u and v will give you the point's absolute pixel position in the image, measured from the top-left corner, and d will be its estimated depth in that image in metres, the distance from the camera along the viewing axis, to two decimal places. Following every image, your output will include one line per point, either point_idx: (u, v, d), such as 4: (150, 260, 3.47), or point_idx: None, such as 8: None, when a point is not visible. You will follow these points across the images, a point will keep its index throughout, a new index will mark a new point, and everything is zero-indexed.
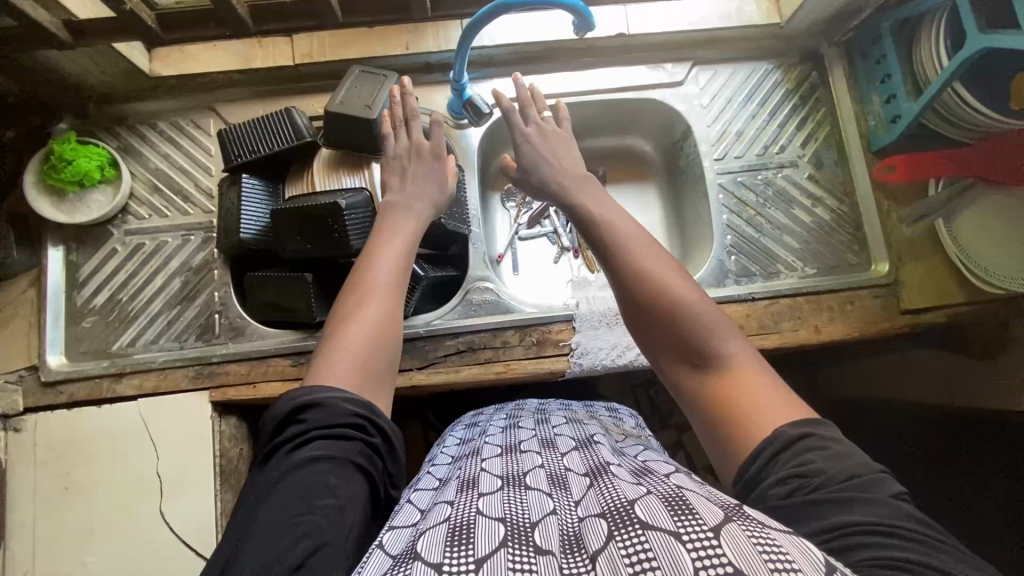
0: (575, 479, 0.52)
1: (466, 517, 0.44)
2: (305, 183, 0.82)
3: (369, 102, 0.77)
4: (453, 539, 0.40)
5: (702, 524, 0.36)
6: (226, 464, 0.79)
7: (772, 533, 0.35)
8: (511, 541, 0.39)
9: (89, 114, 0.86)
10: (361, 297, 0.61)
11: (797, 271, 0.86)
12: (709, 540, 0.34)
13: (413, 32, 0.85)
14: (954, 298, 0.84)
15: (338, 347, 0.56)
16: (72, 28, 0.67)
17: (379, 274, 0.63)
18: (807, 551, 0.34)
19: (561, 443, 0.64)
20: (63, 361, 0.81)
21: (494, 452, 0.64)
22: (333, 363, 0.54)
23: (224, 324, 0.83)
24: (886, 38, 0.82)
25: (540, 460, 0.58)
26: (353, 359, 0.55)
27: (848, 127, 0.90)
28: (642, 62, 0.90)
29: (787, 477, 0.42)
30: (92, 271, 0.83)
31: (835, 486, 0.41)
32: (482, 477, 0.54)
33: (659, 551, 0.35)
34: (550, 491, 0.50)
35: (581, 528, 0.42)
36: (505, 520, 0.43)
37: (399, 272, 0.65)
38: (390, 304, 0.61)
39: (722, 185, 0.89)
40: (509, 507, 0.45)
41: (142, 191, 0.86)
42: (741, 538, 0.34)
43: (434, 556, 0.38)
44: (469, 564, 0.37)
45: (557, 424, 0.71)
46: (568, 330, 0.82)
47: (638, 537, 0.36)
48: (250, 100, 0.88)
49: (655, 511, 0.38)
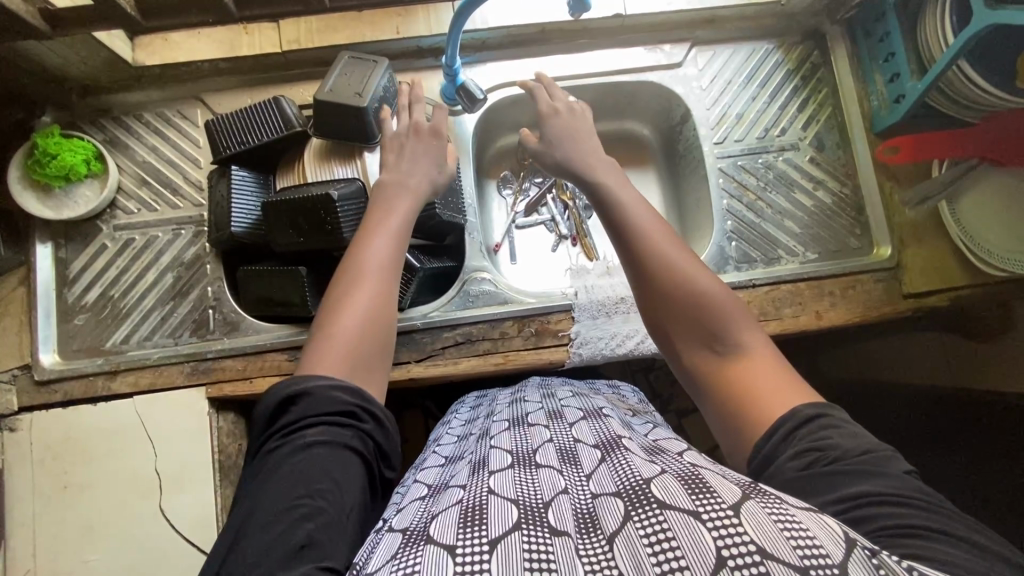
0: (586, 453, 0.51)
1: (478, 497, 0.43)
2: (297, 175, 0.80)
3: (359, 89, 0.75)
4: (465, 521, 0.39)
5: (721, 502, 0.35)
6: (226, 459, 0.79)
7: (793, 510, 0.35)
8: (523, 522, 0.38)
9: (72, 106, 0.84)
10: (350, 282, 0.58)
11: (799, 256, 0.85)
12: (729, 517, 0.34)
13: (403, 16, 0.83)
14: (957, 281, 0.83)
15: (326, 336, 0.54)
16: (47, 16, 0.64)
17: (373, 257, 0.60)
18: (824, 522, 0.34)
19: (568, 413, 0.63)
20: (57, 359, 0.80)
21: (502, 427, 0.63)
22: (321, 354, 0.53)
23: (218, 320, 0.81)
24: (890, 14, 0.80)
25: (549, 434, 0.57)
26: (340, 347, 0.53)
27: (850, 107, 0.88)
28: (639, 44, 0.88)
29: (804, 451, 0.41)
30: (82, 268, 0.82)
31: (851, 464, 0.40)
32: (491, 455, 0.54)
33: (678, 531, 0.34)
34: (560, 468, 0.48)
35: (596, 507, 0.41)
36: (517, 499, 0.42)
37: (395, 254, 0.62)
38: (381, 286, 0.59)
39: (722, 170, 0.88)
40: (521, 486, 0.44)
41: (130, 185, 0.84)
42: (763, 518, 0.34)
43: (447, 539, 0.37)
44: (482, 546, 0.36)
45: (563, 397, 0.70)
46: (567, 320, 0.81)
47: (656, 517, 0.36)
48: (237, 90, 0.85)
49: (672, 490, 0.38)
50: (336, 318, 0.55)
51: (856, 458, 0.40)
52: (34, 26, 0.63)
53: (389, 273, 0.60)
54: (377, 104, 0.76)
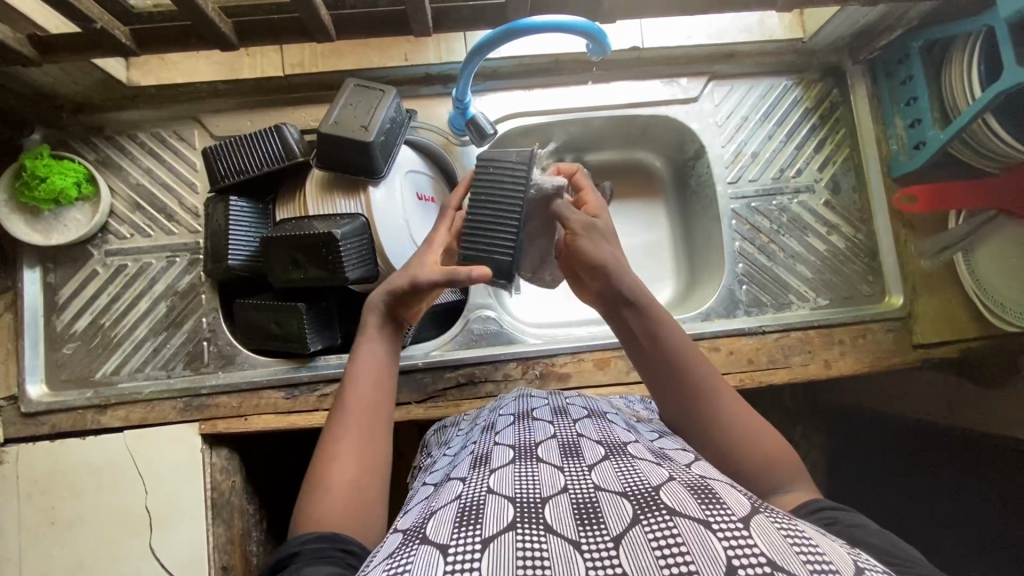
0: (588, 448, 0.48)
1: (476, 495, 0.41)
2: (297, 206, 0.77)
3: (366, 121, 0.71)
4: (462, 520, 0.38)
5: (731, 515, 0.35)
6: (218, 496, 0.76)
7: (802, 529, 0.35)
8: (520, 522, 0.37)
9: (62, 123, 0.80)
10: (343, 425, 0.56)
11: (809, 302, 0.84)
12: (741, 531, 0.34)
13: (412, 43, 0.80)
14: (967, 332, 0.81)
15: (331, 477, 0.52)
16: (37, 44, 0.63)
17: (358, 389, 0.58)
18: (833, 544, 0.35)
19: (573, 411, 0.59)
20: (44, 390, 0.78)
21: (506, 421, 0.59)
22: (327, 501, 0.50)
23: (213, 353, 0.79)
24: (914, 57, 0.78)
25: (552, 429, 0.53)
26: (343, 493, 0.51)
27: (867, 149, 0.86)
28: (655, 76, 0.85)
29: (824, 516, 0.44)
30: (71, 294, 0.79)
31: (872, 535, 0.41)
32: (494, 451, 0.51)
33: (690, 538, 0.33)
34: (562, 464, 0.45)
35: (596, 499, 0.39)
36: (515, 497, 0.40)
37: (384, 378, 0.59)
38: (373, 420, 0.57)
39: (735, 211, 0.86)
40: (519, 482, 0.42)
41: (123, 209, 0.81)
42: (771, 530, 0.34)
43: (442, 537, 0.36)
44: (476, 545, 0.35)
45: (568, 396, 0.66)
46: (573, 362, 0.79)
47: (666, 522, 0.35)
48: (237, 112, 0.82)
49: (682, 498, 0.37)
50: (337, 456, 0.53)
51: (871, 529, 0.42)
52: (24, 55, 0.62)
53: (378, 402, 0.58)
54: (383, 137, 0.72)
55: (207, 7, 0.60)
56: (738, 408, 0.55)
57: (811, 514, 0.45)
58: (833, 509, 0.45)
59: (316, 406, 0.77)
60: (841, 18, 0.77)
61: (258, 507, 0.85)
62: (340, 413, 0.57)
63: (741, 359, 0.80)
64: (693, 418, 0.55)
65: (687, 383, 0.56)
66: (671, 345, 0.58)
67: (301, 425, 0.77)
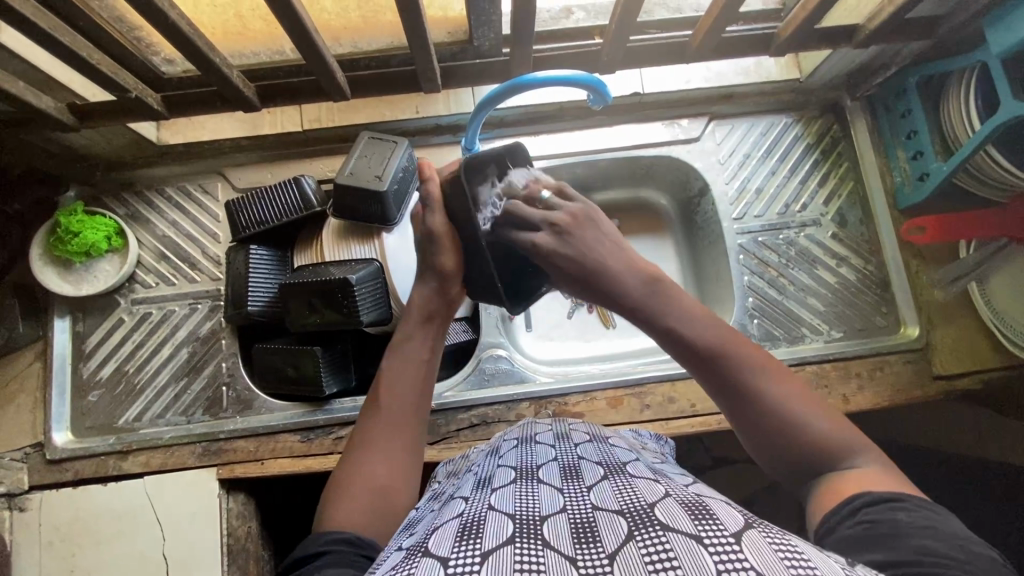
0: (588, 470, 0.48)
1: (477, 512, 0.41)
2: (314, 252, 0.80)
3: (380, 172, 0.75)
4: (462, 535, 0.38)
5: (722, 529, 0.35)
6: (233, 543, 0.76)
7: (796, 543, 0.34)
8: (519, 537, 0.37)
9: (96, 180, 0.85)
10: (376, 427, 0.55)
11: (823, 335, 0.83)
12: (731, 544, 0.33)
13: (423, 96, 0.84)
14: (988, 363, 0.80)
15: (359, 480, 0.52)
16: (76, 111, 0.68)
17: (393, 388, 0.57)
18: (829, 559, 0.34)
19: (576, 435, 0.58)
20: (69, 437, 0.79)
21: (510, 444, 0.59)
22: (350, 505, 0.50)
23: (231, 398, 0.81)
24: (911, 93, 0.79)
25: (554, 452, 0.53)
26: (369, 498, 0.51)
27: (872, 182, 0.87)
28: (656, 118, 0.88)
29: (863, 519, 0.41)
30: (98, 342, 0.82)
31: (918, 547, 0.37)
32: (497, 472, 0.51)
33: (680, 552, 0.33)
34: (561, 485, 0.45)
35: (594, 518, 0.39)
36: (515, 515, 0.40)
37: (420, 383, 0.58)
38: (405, 426, 0.56)
39: (742, 246, 0.87)
40: (519, 501, 0.42)
41: (149, 259, 0.84)
42: (762, 543, 0.33)
43: (443, 551, 0.37)
44: (476, 558, 0.35)
45: (573, 421, 0.65)
46: (585, 401, 0.79)
47: (658, 538, 0.34)
48: (257, 165, 0.86)
49: (675, 514, 0.37)
50: (368, 459, 0.53)
51: (923, 528, 0.38)
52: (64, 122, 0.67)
53: (416, 409, 0.57)
54: (396, 186, 0.75)
55: (230, 73, 0.64)
56: (815, 411, 0.48)
57: (850, 514, 0.42)
58: (872, 507, 0.41)
59: (331, 449, 0.78)
60: (835, 58, 0.80)
61: (272, 555, 0.85)
62: (374, 416, 0.56)
63: None
64: (777, 440, 0.48)
65: (755, 407, 0.49)
66: (732, 362, 0.50)
67: (316, 469, 0.77)
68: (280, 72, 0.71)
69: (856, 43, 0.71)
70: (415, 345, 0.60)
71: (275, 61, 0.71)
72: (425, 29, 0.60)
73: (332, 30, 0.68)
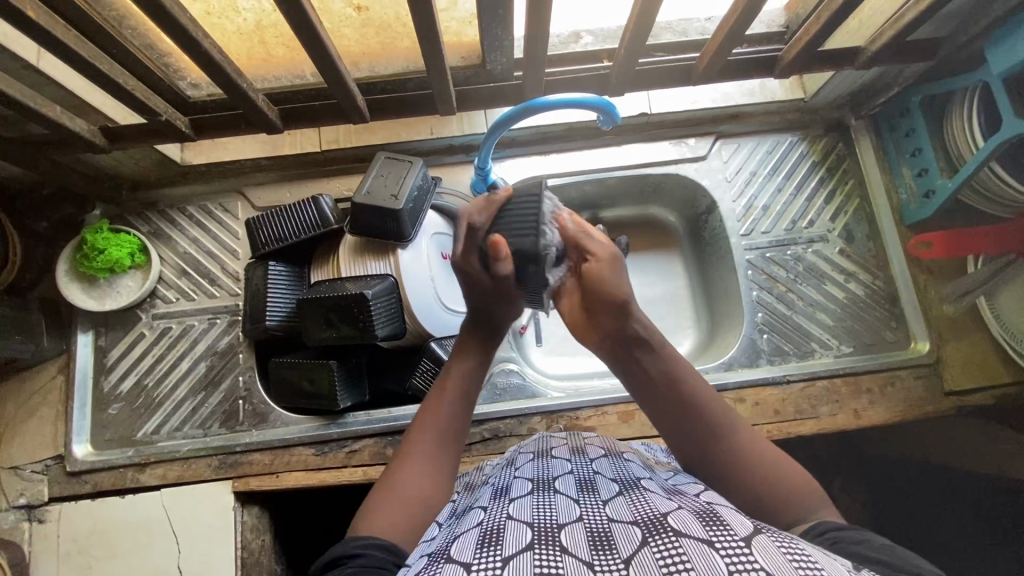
0: (604, 485, 0.49)
1: (496, 521, 0.42)
2: (331, 267, 0.82)
3: (395, 191, 0.77)
4: (483, 542, 0.39)
5: (734, 535, 0.35)
6: (248, 556, 0.77)
7: (807, 549, 0.34)
8: (537, 543, 0.38)
9: (121, 199, 0.88)
10: (426, 443, 0.58)
11: (832, 350, 0.84)
12: (742, 548, 0.34)
13: (436, 118, 0.87)
14: (998, 377, 0.80)
15: (395, 489, 0.54)
16: (107, 133, 0.71)
17: (448, 412, 0.60)
18: (832, 560, 0.35)
19: (590, 450, 0.59)
20: (89, 450, 0.81)
21: (525, 458, 0.59)
22: (387, 511, 0.52)
23: (247, 411, 0.82)
24: (915, 112, 0.81)
25: (569, 466, 0.54)
26: (405, 509, 0.52)
27: (878, 199, 0.88)
28: (664, 137, 0.90)
29: (830, 535, 0.43)
30: (119, 356, 0.84)
31: (875, 552, 0.40)
32: (513, 483, 0.52)
33: (693, 555, 0.34)
34: (578, 498, 0.46)
35: (610, 529, 0.40)
36: (533, 523, 0.41)
37: (464, 414, 0.61)
38: (450, 446, 0.59)
39: (750, 261, 0.88)
40: (538, 510, 0.43)
41: (170, 275, 0.87)
42: (772, 547, 0.34)
43: (465, 557, 0.37)
44: (497, 563, 0.36)
45: (586, 436, 0.65)
46: (596, 416, 0.80)
47: (671, 543, 0.35)
48: (276, 184, 0.89)
49: (688, 523, 0.37)
50: (405, 471, 0.55)
51: (888, 546, 0.41)
52: (95, 143, 0.70)
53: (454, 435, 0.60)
54: (411, 204, 0.77)
55: (255, 96, 0.67)
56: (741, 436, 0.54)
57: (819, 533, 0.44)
58: (840, 528, 0.44)
59: (344, 462, 0.79)
60: (838, 79, 0.82)
61: (284, 569, 0.85)
62: (424, 432, 0.59)
63: (768, 410, 0.79)
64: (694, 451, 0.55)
65: (690, 413, 0.55)
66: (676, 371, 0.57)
67: (330, 482, 0.78)
68: (301, 96, 0.74)
69: (858, 64, 0.73)
70: (467, 376, 0.63)
71: (295, 84, 0.74)
72: (440, 54, 0.63)
73: (352, 56, 0.71)
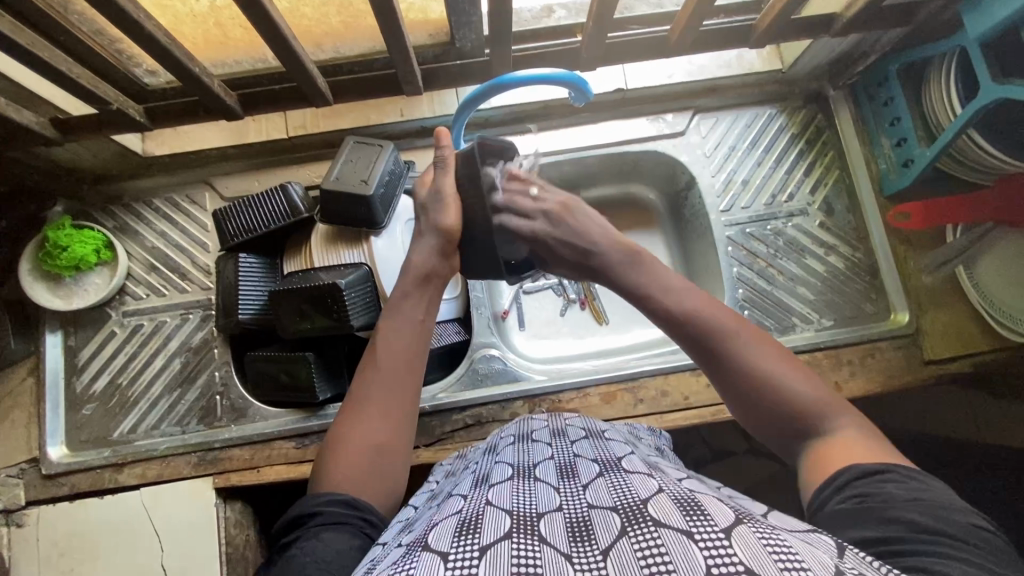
0: (585, 467, 0.48)
1: (475, 509, 0.41)
2: (302, 257, 0.80)
3: (366, 175, 0.75)
4: (462, 531, 0.38)
5: (713, 525, 0.34)
6: (233, 551, 0.77)
7: (787, 540, 0.34)
8: (516, 533, 0.37)
9: (83, 194, 0.85)
10: (371, 390, 0.57)
11: (813, 324, 0.84)
12: (720, 540, 0.33)
13: (406, 99, 0.85)
14: (977, 345, 0.80)
15: (348, 443, 0.54)
16: (58, 125, 0.68)
17: (392, 350, 0.59)
18: (814, 549, 0.34)
19: (571, 431, 0.58)
20: (64, 452, 0.79)
21: (507, 442, 0.59)
22: (344, 465, 0.53)
23: (225, 407, 0.81)
24: (893, 80, 0.80)
25: (550, 450, 0.54)
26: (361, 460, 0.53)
27: (858, 171, 0.87)
28: (641, 114, 0.88)
29: (853, 492, 0.43)
30: (90, 355, 0.82)
31: (910, 509, 0.39)
32: (495, 469, 0.51)
33: (672, 549, 0.33)
34: (558, 484, 0.45)
35: (588, 516, 0.39)
36: (513, 512, 0.40)
37: (414, 347, 0.60)
38: (401, 383, 0.58)
39: (731, 238, 0.87)
40: (518, 498, 0.42)
41: (139, 271, 0.84)
42: (752, 539, 0.33)
43: (442, 546, 0.36)
44: (474, 552, 0.35)
45: (569, 416, 0.65)
46: (578, 398, 0.80)
47: (649, 533, 0.35)
48: (244, 173, 0.86)
49: (667, 511, 0.37)
50: (358, 422, 0.55)
51: (911, 500, 0.40)
52: (46, 135, 0.67)
53: (407, 372, 0.59)
54: (382, 189, 0.76)
55: (211, 82, 0.65)
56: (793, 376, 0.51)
57: (838, 488, 0.43)
58: (860, 479, 0.43)
59: None
60: (816, 47, 0.80)
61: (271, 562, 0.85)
62: (366, 379, 0.58)
63: None
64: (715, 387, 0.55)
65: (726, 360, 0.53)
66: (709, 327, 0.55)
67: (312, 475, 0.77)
68: (263, 80, 0.72)
69: (834, 32, 0.72)
70: (411, 310, 0.62)
71: (258, 69, 0.71)
72: (402, 32, 0.60)
73: (313, 37, 0.68)
